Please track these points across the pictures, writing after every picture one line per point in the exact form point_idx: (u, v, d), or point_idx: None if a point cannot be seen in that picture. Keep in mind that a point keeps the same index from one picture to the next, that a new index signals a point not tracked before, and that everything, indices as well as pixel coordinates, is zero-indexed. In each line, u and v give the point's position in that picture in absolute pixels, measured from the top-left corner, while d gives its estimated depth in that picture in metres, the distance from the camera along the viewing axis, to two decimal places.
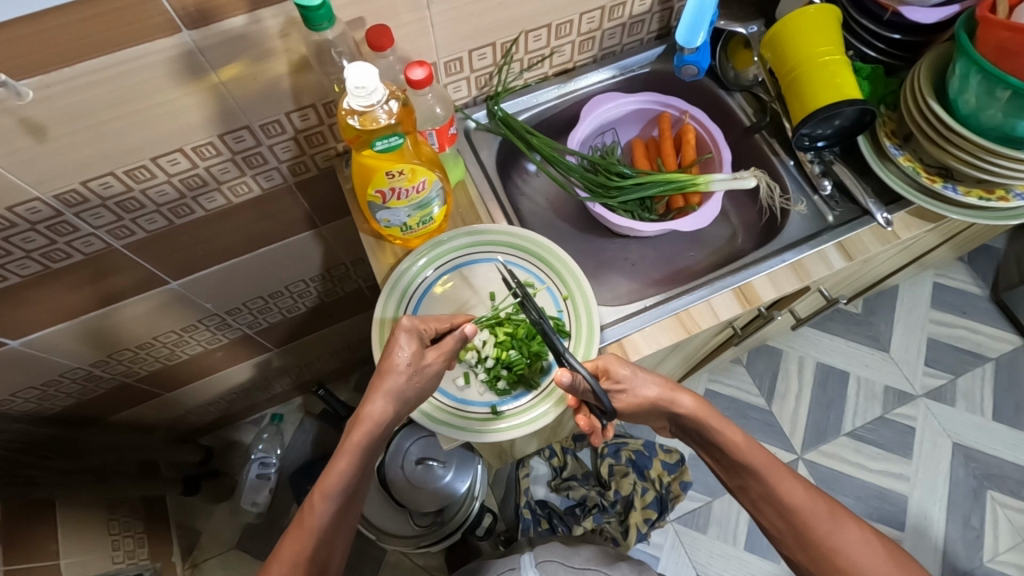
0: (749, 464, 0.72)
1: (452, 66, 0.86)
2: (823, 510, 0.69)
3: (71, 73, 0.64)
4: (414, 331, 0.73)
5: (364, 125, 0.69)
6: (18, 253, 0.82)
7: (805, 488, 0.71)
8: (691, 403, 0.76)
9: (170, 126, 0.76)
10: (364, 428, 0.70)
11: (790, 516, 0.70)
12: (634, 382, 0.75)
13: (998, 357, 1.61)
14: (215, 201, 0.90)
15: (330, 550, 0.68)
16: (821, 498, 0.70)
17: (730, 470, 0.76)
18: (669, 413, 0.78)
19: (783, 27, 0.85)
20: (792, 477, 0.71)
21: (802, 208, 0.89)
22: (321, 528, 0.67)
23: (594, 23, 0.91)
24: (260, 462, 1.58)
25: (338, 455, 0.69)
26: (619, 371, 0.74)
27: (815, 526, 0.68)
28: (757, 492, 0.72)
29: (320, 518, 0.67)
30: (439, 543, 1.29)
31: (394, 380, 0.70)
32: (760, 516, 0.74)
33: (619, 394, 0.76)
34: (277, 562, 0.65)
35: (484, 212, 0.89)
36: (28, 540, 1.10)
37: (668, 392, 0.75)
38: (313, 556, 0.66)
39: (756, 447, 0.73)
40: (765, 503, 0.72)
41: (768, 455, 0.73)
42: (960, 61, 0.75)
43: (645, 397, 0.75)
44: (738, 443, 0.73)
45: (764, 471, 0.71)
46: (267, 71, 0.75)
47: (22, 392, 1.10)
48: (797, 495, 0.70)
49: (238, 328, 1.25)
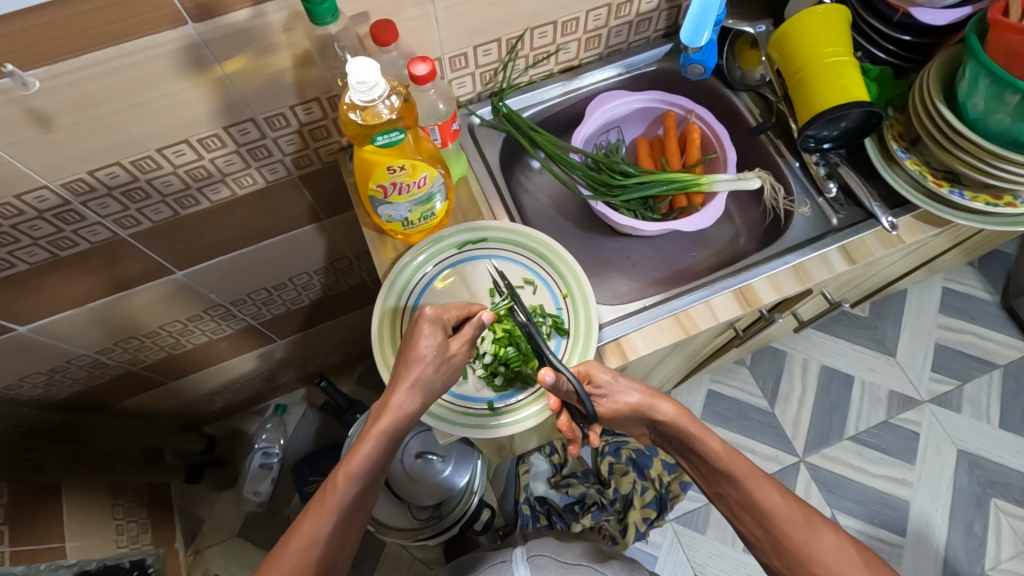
0: (729, 471, 0.72)
1: (456, 62, 0.86)
2: (800, 517, 0.68)
3: (78, 64, 0.64)
4: (437, 321, 0.73)
5: (365, 120, 0.69)
6: (25, 241, 0.83)
7: (783, 495, 0.70)
8: (671, 411, 0.76)
9: (175, 118, 0.76)
10: (394, 416, 0.70)
11: (767, 523, 0.69)
12: (614, 389, 0.75)
13: (1005, 364, 1.59)
14: (220, 193, 0.91)
15: (346, 531, 0.68)
16: (798, 504, 0.69)
17: (710, 476, 0.75)
18: (649, 419, 0.78)
19: (791, 27, 0.85)
20: (771, 485, 0.70)
21: (806, 211, 0.88)
22: (342, 507, 0.67)
23: (600, 20, 0.91)
24: (263, 451, 1.57)
25: (365, 439, 0.69)
26: (601, 376, 0.75)
27: (791, 533, 0.67)
28: (736, 498, 0.72)
29: (342, 497, 0.67)
30: (438, 536, 1.30)
31: (420, 370, 0.70)
32: (739, 523, 0.73)
33: (600, 398, 0.76)
34: (295, 537, 0.65)
35: (486, 208, 0.89)
36: (34, 523, 1.11)
37: (649, 399, 0.75)
38: (331, 535, 0.66)
39: (735, 455, 0.72)
40: (743, 509, 0.72)
41: (748, 462, 0.72)
42: (970, 64, 0.74)
43: (627, 403, 0.76)
44: (717, 450, 0.72)
45: (743, 478, 0.71)
46: (272, 65, 0.75)
47: (29, 377, 1.12)
48: (775, 503, 0.69)
49: (242, 319, 1.26)
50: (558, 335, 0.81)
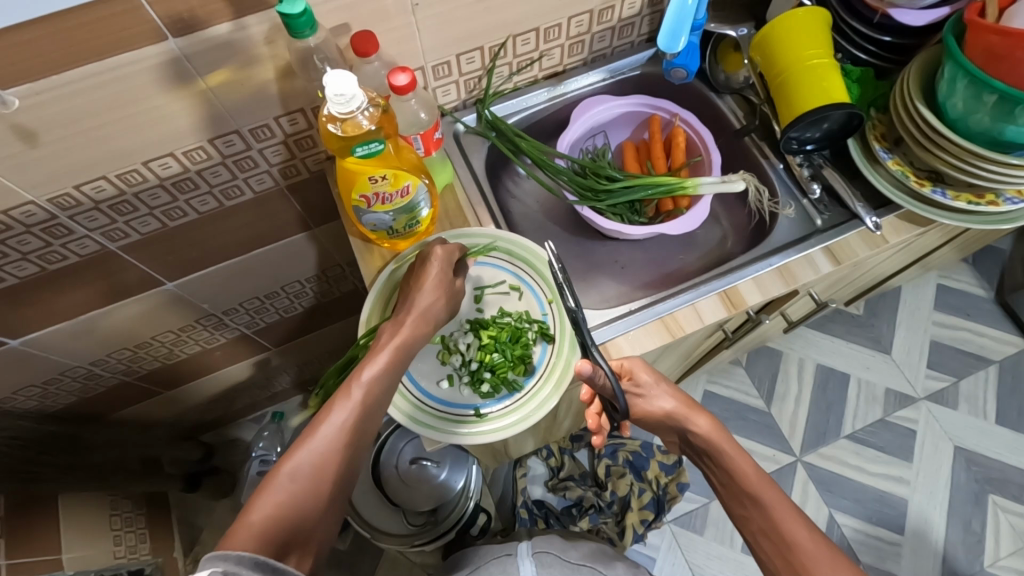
0: (757, 496, 0.70)
1: (440, 70, 0.86)
2: (827, 558, 0.64)
3: (59, 81, 0.65)
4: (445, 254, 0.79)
5: (345, 131, 0.70)
6: (14, 255, 0.84)
7: (812, 532, 0.67)
8: (707, 425, 0.78)
9: (160, 132, 0.77)
10: (414, 323, 0.73)
11: (789, 554, 0.66)
12: (653, 392, 0.78)
13: (1001, 360, 1.59)
14: (208, 204, 0.92)
15: (368, 431, 0.67)
16: (827, 546, 0.66)
17: (733, 500, 0.73)
18: (683, 431, 0.80)
19: (772, 30, 0.85)
20: (799, 520, 0.68)
21: (790, 212, 0.89)
22: (367, 402, 0.66)
23: (582, 26, 0.91)
24: (260, 459, 1.55)
25: (389, 341, 0.71)
26: (642, 376, 0.78)
27: (812, 569, 0.64)
28: (758, 524, 0.70)
29: (368, 392, 0.67)
30: (434, 542, 1.28)
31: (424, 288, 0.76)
32: (757, 549, 0.70)
33: (637, 398, 0.79)
34: (324, 423, 0.64)
35: (472, 215, 0.89)
36: (30, 535, 1.12)
37: (685, 409, 0.79)
38: (358, 422, 0.65)
39: (766, 482, 0.71)
40: (765, 536, 0.69)
41: (779, 492, 0.70)
42: (949, 64, 0.74)
43: (662, 408, 0.79)
44: (749, 473, 0.72)
45: (771, 504, 0.69)
46: (255, 77, 0.75)
47: (23, 390, 1.12)
48: (801, 536, 0.66)
49: (236, 328, 1.27)
50: (544, 341, 0.82)
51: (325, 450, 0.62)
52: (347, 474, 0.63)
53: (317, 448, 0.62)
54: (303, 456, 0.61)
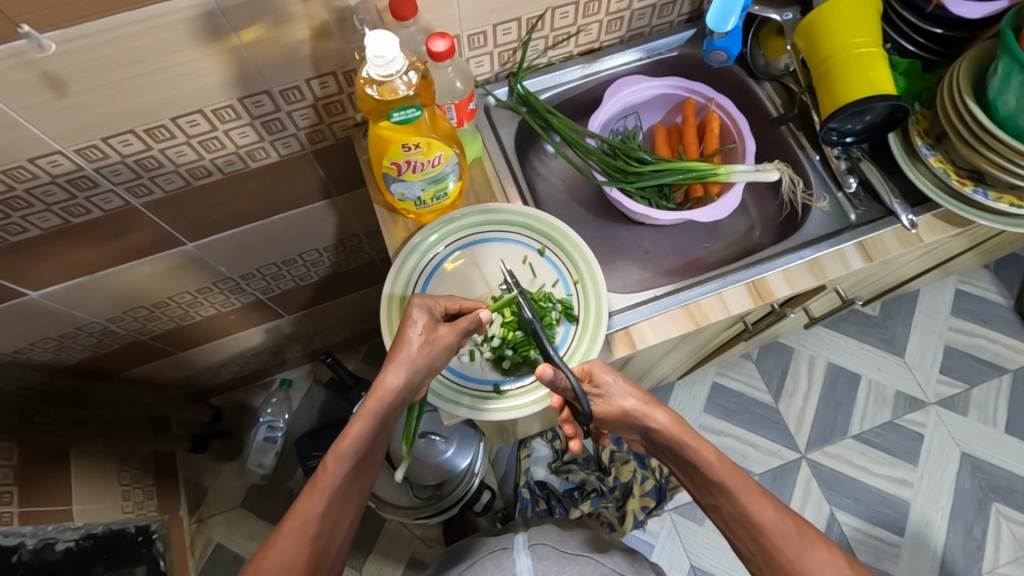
0: (723, 484, 0.68)
1: (475, 40, 0.85)
2: (794, 531, 0.64)
3: (93, 28, 0.64)
4: (426, 308, 0.73)
5: (382, 95, 0.69)
6: (38, 206, 0.83)
7: (778, 509, 0.66)
8: (666, 420, 0.73)
9: (190, 89, 0.76)
10: (378, 397, 0.71)
11: (761, 538, 0.65)
12: (612, 390, 0.74)
13: (1016, 370, 1.57)
14: (233, 165, 0.91)
15: (340, 513, 0.67)
16: (792, 517, 0.65)
17: (703, 488, 0.71)
18: (643, 427, 0.75)
19: (819, 15, 0.82)
20: (765, 497, 0.66)
21: (824, 205, 0.87)
22: (336, 487, 0.67)
23: (623, 3, 0.89)
24: (268, 425, 1.59)
25: (353, 420, 0.69)
26: (602, 376, 0.74)
27: (784, 548, 0.63)
28: (729, 511, 0.68)
29: (334, 475, 0.67)
30: (437, 516, 1.31)
31: (406, 350, 0.71)
32: (733, 535, 0.69)
33: (597, 398, 0.75)
34: (290, 520, 0.65)
35: (500, 190, 0.88)
36: (42, 484, 1.13)
37: (644, 405, 0.73)
38: (327, 511, 0.66)
39: (729, 466, 0.68)
40: (736, 522, 0.67)
41: (743, 475, 0.68)
42: (1004, 59, 0.72)
43: (621, 406, 0.74)
44: (711, 461, 0.69)
45: (736, 490, 0.67)
46: (288, 36, 0.74)
47: (40, 342, 1.12)
48: (769, 517, 0.65)
49: (251, 293, 1.27)
50: (567, 322, 0.81)
51: (292, 550, 0.63)
52: (320, 565, 0.65)
53: (284, 552, 0.63)
54: (272, 557, 0.62)
